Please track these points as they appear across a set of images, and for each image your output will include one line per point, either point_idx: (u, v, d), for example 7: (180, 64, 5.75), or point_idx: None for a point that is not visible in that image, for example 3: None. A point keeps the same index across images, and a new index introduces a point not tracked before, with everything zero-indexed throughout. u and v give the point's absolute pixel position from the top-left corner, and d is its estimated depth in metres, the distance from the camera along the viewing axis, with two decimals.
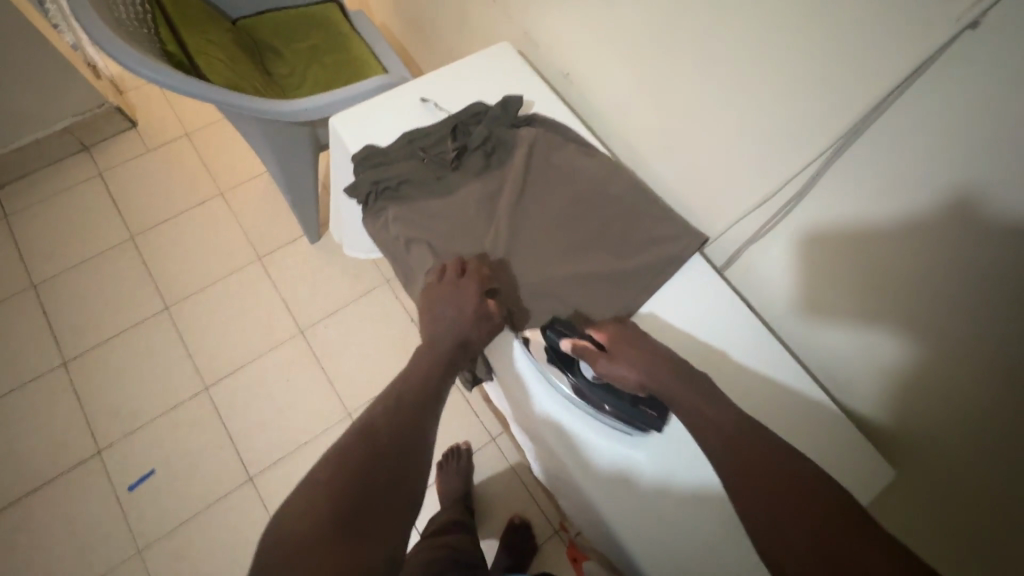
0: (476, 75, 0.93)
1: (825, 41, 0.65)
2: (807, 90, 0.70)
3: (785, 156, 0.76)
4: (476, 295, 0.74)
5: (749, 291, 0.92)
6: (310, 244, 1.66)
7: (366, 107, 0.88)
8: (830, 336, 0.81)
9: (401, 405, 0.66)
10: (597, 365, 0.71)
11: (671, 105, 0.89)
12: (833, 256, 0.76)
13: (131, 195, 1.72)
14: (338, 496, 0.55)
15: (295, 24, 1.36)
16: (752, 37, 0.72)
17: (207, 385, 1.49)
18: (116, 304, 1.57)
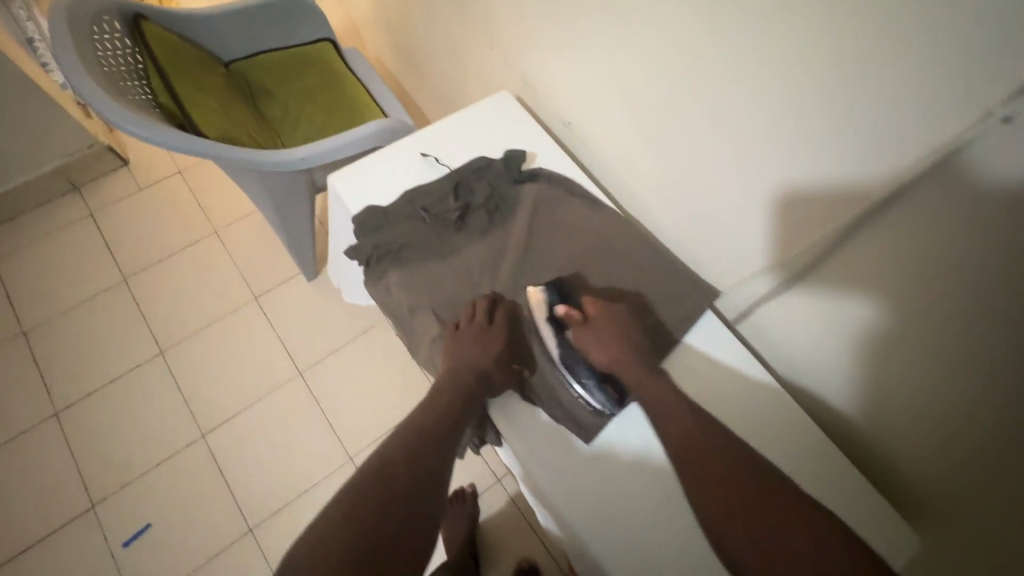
0: (476, 127, 0.92)
1: (836, 116, 0.63)
2: (817, 157, 0.67)
3: (796, 226, 0.74)
4: (500, 341, 0.75)
5: (764, 346, 0.90)
6: (307, 281, 1.64)
7: (365, 165, 0.87)
8: (843, 393, 0.80)
9: (419, 444, 0.66)
10: (577, 331, 0.75)
11: (674, 156, 0.87)
12: (849, 326, 0.73)
13: (123, 235, 1.69)
14: (350, 533, 0.54)
15: (289, 65, 1.34)
16: (758, 108, 0.70)
17: (204, 433, 1.45)
18: (110, 349, 1.54)
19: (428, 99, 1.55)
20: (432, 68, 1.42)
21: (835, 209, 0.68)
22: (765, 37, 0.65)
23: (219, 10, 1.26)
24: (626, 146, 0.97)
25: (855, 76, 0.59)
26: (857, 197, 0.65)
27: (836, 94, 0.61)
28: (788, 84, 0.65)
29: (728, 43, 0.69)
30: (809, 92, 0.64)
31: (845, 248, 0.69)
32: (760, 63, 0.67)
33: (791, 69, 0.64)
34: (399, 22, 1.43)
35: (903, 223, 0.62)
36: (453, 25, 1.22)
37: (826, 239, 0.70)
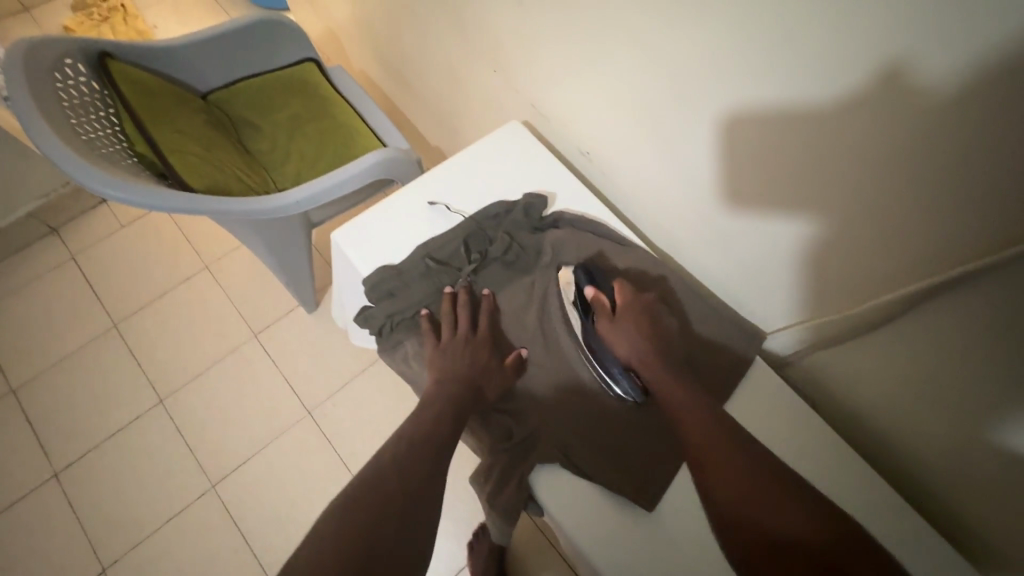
0: (487, 165, 0.86)
1: (922, 174, 0.57)
2: (891, 198, 0.61)
3: (868, 280, 0.69)
4: (484, 343, 0.73)
5: (817, 383, 0.86)
6: (308, 314, 1.56)
7: (369, 218, 0.81)
8: (914, 443, 0.76)
9: (412, 452, 0.62)
10: (601, 323, 0.72)
11: (710, 185, 0.82)
12: (919, 364, 0.69)
13: (108, 277, 1.60)
14: (344, 551, 0.51)
15: (271, 94, 1.25)
16: (825, 149, 0.64)
17: (214, 483, 1.39)
18: (105, 402, 1.46)
19: (422, 117, 1.47)
20: (426, 87, 1.34)
21: (920, 275, 0.63)
22: (840, 88, 0.59)
23: (192, 38, 1.16)
24: (650, 172, 0.91)
25: (949, 139, 0.53)
26: (946, 262, 0.60)
27: (923, 154, 0.56)
28: (867, 138, 0.60)
29: (794, 91, 0.63)
30: (887, 144, 0.58)
31: (925, 308, 0.65)
32: (834, 116, 0.61)
33: (871, 125, 0.58)
34: (388, 39, 1.34)
35: (999, 294, 0.57)
36: (449, 44, 1.14)
37: (905, 299, 0.65)
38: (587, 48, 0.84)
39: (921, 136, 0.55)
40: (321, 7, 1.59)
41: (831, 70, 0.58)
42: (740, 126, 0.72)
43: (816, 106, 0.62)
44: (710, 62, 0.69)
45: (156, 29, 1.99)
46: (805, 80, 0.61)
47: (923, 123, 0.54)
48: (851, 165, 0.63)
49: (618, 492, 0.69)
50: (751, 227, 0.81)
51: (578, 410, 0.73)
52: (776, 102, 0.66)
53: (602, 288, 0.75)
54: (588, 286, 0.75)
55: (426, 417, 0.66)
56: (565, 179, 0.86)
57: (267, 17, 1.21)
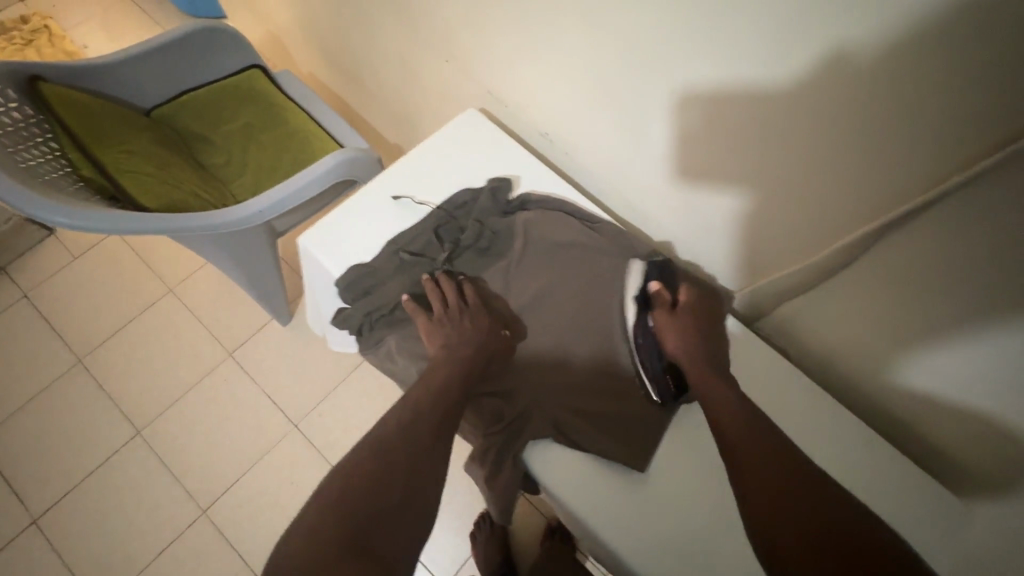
0: (449, 155, 0.85)
1: (867, 121, 0.61)
2: (842, 147, 0.65)
3: (829, 227, 0.73)
4: (480, 312, 0.74)
5: (785, 336, 0.90)
6: (282, 326, 1.53)
7: (336, 219, 0.80)
8: (875, 383, 0.81)
9: (415, 422, 0.63)
10: (661, 317, 0.74)
11: (670, 154, 0.84)
12: (875, 305, 0.73)
13: (66, 312, 1.53)
14: (343, 521, 0.53)
15: (219, 104, 1.22)
16: (778, 105, 0.67)
17: (205, 508, 1.36)
18: (78, 442, 1.40)
19: (377, 116, 1.45)
20: (378, 84, 1.32)
21: (876, 217, 0.67)
22: (782, 45, 0.62)
23: (128, 53, 1.11)
24: (609, 147, 0.93)
25: (897, 82, 0.56)
26: (898, 202, 0.64)
27: (871, 99, 0.59)
28: (817, 90, 0.62)
29: (746, 53, 0.65)
30: (835, 95, 0.61)
31: (876, 248, 0.69)
32: (782, 71, 0.64)
33: (822, 77, 0.61)
34: (334, 38, 1.31)
35: (943, 229, 0.61)
36: (397, 38, 1.12)
37: (860, 241, 0.69)
38: (536, 28, 0.84)
39: (868, 84, 0.58)
40: (260, 11, 1.54)
41: (780, 25, 0.60)
42: (697, 95, 0.74)
43: (768, 65, 0.64)
44: (662, 31, 0.70)
45: (87, 48, 1.90)
46: (755, 40, 0.63)
47: (871, 70, 0.57)
48: (805, 121, 0.66)
49: (609, 458, 0.71)
50: (710, 191, 0.83)
51: (567, 382, 0.74)
52: (728, 66, 0.68)
53: (668, 284, 0.76)
54: (654, 280, 0.76)
55: (434, 386, 0.67)
56: (527, 162, 0.86)
57: (204, 26, 1.17)
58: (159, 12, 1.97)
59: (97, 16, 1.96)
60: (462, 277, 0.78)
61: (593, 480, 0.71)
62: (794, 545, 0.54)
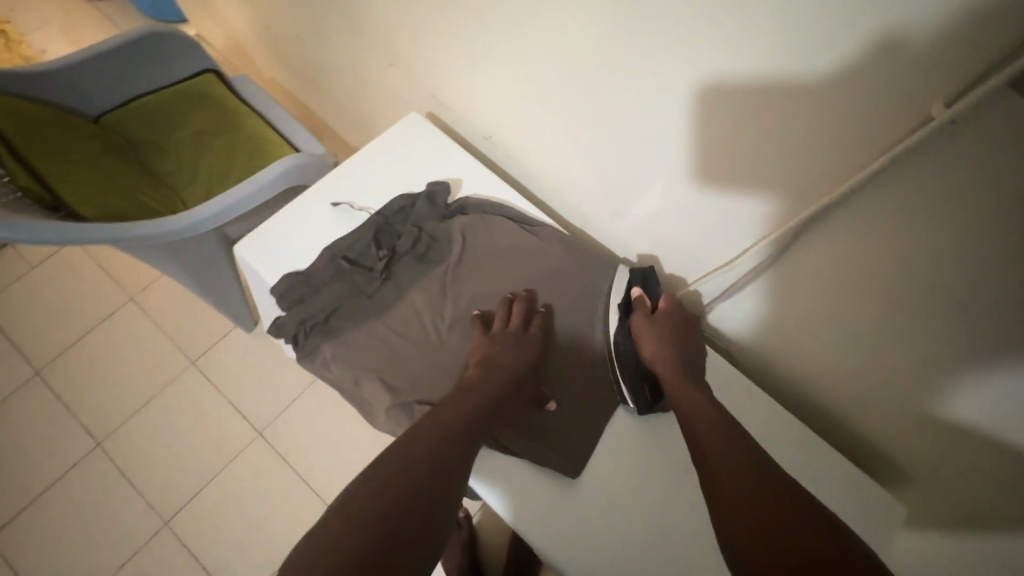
0: (389, 160, 0.85)
1: (791, 117, 0.61)
2: (768, 147, 0.66)
3: (755, 227, 0.75)
4: (535, 342, 0.74)
5: (728, 332, 0.92)
6: (246, 334, 1.52)
7: (273, 227, 0.78)
8: (814, 374, 0.84)
9: (429, 455, 0.59)
10: (637, 320, 0.75)
11: (611, 155, 0.85)
12: (809, 299, 0.75)
13: (23, 324, 1.50)
14: (351, 559, 0.48)
15: (170, 110, 1.20)
16: (708, 100, 0.67)
17: (168, 520, 1.34)
18: (37, 455, 1.38)
19: (337, 121, 1.44)
20: (334, 88, 1.31)
21: (791, 219, 0.69)
22: (707, 44, 0.62)
23: (73, 57, 1.09)
24: (554, 151, 0.93)
25: (801, 84, 0.58)
26: (810, 202, 0.66)
27: (778, 102, 0.61)
28: (734, 93, 0.64)
29: (667, 56, 0.67)
30: (759, 92, 0.62)
31: (794, 247, 0.71)
32: (709, 67, 0.64)
33: (735, 80, 0.63)
34: (289, 43, 1.31)
35: (858, 222, 0.64)
36: (348, 43, 1.12)
37: (780, 241, 0.71)
38: (477, 33, 0.84)
39: (781, 82, 0.60)
40: (218, 15, 1.52)
41: (697, 29, 0.62)
42: (627, 97, 0.75)
43: (687, 68, 0.66)
44: (594, 32, 0.71)
45: (45, 54, 1.87)
46: (675, 43, 0.65)
47: (777, 73, 0.59)
48: (724, 124, 0.67)
49: (550, 464, 0.72)
50: (651, 191, 0.84)
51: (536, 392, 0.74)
52: (652, 68, 0.69)
53: (650, 290, 0.78)
54: (637, 287, 0.78)
55: (465, 404, 0.66)
56: (469, 166, 0.86)
57: (155, 31, 1.15)
58: (119, 17, 1.94)
59: (54, 22, 1.93)
60: (401, 286, 0.77)
61: (529, 479, 0.72)
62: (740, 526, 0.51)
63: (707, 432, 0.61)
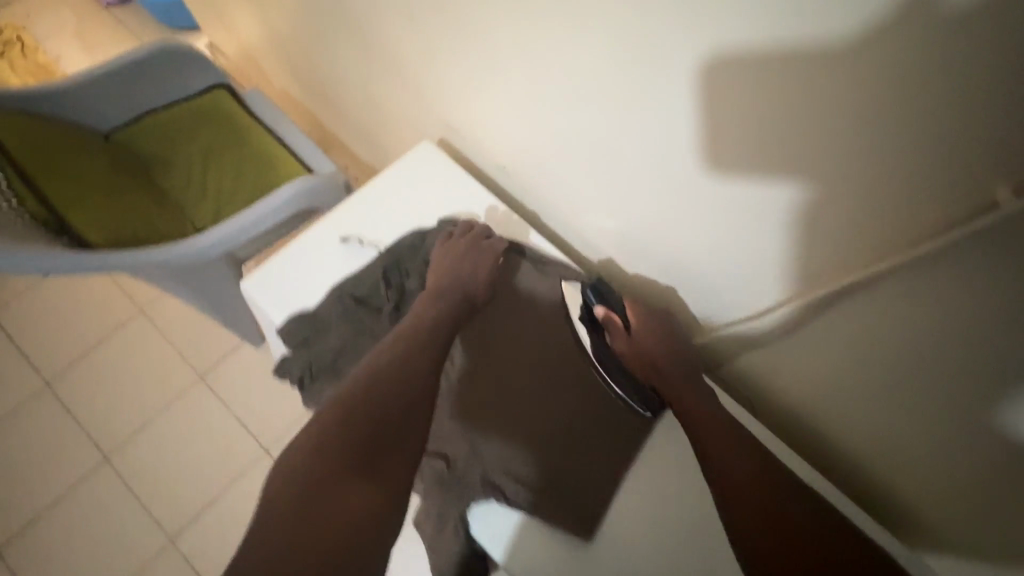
0: (397, 192, 0.83)
1: (824, 173, 0.54)
2: (796, 198, 0.58)
3: (775, 291, 0.69)
4: (492, 256, 0.77)
5: (748, 385, 0.85)
6: (256, 348, 1.51)
7: (279, 262, 0.77)
8: (841, 440, 0.76)
9: (404, 380, 0.68)
10: (618, 340, 0.76)
11: (620, 186, 0.78)
12: (843, 366, 0.68)
13: (35, 333, 1.50)
14: (343, 459, 0.61)
15: (181, 124, 1.19)
16: (725, 139, 0.60)
17: (172, 536, 1.33)
18: (44, 467, 1.38)
19: (350, 135, 1.41)
20: (347, 105, 1.29)
21: (817, 288, 0.63)
22: (726, 88, 0.55)
23: (84, 77, 1.08)
24: (564, 189, 0.88)
25: (834, 152, 0.51)
26: (839, 275, 0.60)
27: (804, 168, 0.55)
28: (756, 154, 0.58)
29: (683, 107, 0.61)
30: (787, 141, 0.54)
31: (825, 317, 0.65)
32: (728, 109, 0.57)
33: (757, 140, 0.56)
34: (302, 58, 1.28)
35: (895, 303, 0.57)
36: (361, 63, 1.09)
37: (808, 309, 0.65)
38: (487, 66, 0.80)
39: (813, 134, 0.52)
40: (231, 25, 1.50)
41: (715, 70, 0.55)
42: (641, 147, 0.69)
43: (705, 123, 0.60)
44: (596, 59, 0.64)
45: (61, 60, 1.87)
46: (687, 88, 0.59)
47: (806, 140, 0.53)
48: (750, 189, 0.62)
49: (557, 522, 0.69)
50: (663, 225, 0.77)
51: (543, 418, 0.74)
52: (670, 120, 0.63)
53: (613, 307, 0.77)
54: (597, 305, 0.77)
55: (423, 327, 0.72)
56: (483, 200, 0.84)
57: (167, 46, 1.14)
58: (135, 22, 1.94)
59: (72, 27, 1.93)
60: None
61: (529, 538, 0.70)
62: (757, 534, 0.59)
63: (703, 414, 0.69)
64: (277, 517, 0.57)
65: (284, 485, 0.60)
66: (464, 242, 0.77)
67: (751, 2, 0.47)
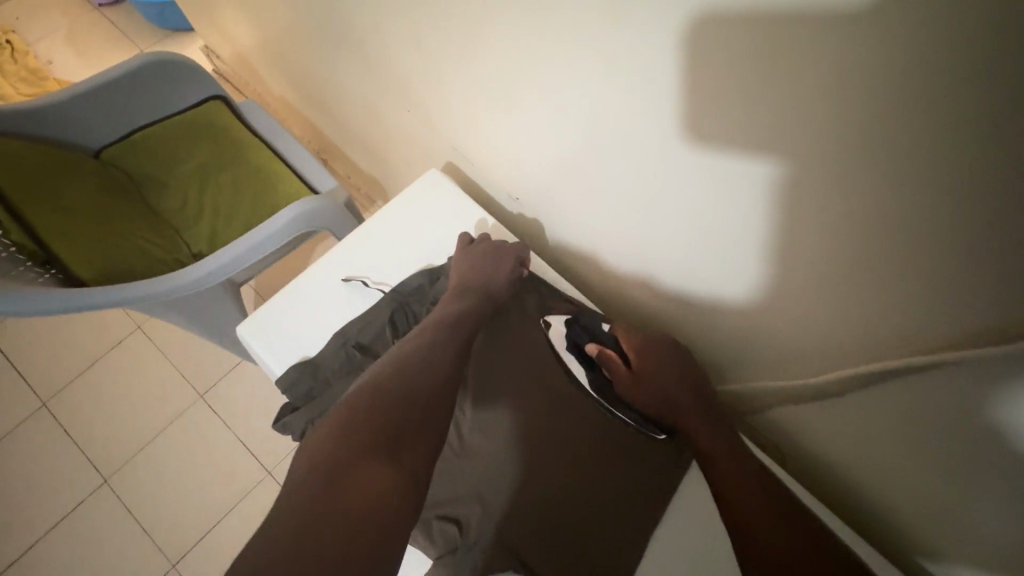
0: (397, 231, 0.84)
1: (881, 225, 0.48)
2: (844, 246, 0.53)
3: (815, 334, 0.64)
4: (512, 260, 0.79)
5: (781, 435, 0.80)
6: (256, 366, 1.46)
7: (280, 309, 0.78)
8: (885, 493, 0.71)
9: (426, 371, 0.64)
10: (615, 374, 0.74)
11: (638, 199, 0.72)
12: (895, 427, 0.63)
13: (31, 351, 1.46)
14: (369, 439, 0.55)
15: (175, 139, 1.13)
16: (763, 176, 0.54)
17: (174, 561, 1.30)
18: (44, 490, 1.35)
19: (350, 149, 1.35)
20: (346, 117, 1.23)
21: (881, 350, 0.58)
22: (769, 127, 0.50)
23: (69, 92, 1.02)
24: (591, 217, 0.83)
25: (894, 211, 0.46)
26: (910, 340, 0.54)
27: (859, 222, 0.50)
28: (806, 204, 0.53)
29: (720, 149, 0.56)
30: (837, 187, 0.49)
31: (886, 384, 0.59)
32: (770, 148, 0.51)
33: (809, 191, 0.51)
34: (298, 66, 1.22)
35: (966, 376, 0.51)
36: (359, 80, 1.03)
37: (868, 372, 0.60)
38: (504, 89, 0.74)
39: (870, 183, 0.46)
40: (225, 31, 1.44)
41: (754, 109, 0.49)
42: (674, 184, 0.65)
43: (749, 167, 0.55)
44: (610, 72, 0.59)
45: (52, 65, 1.81)
46: (722, 123, 0.53)
47: (863, 194, 0.48)
48: (735, 164, 0.56)
49: None
50: (682, 236, 0.71)
51: (551, 457, 0.69)
52: (699, 155, 0.58)
53: (604, 341, 0.76)
54: (590, 342, 0.76)
55: (446, 320, 0.72)
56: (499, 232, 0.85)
57: (158, 58, 1.08)
58: (127, 25, 1.87)
59: (63, 30, 1.86)
60: None
61: None
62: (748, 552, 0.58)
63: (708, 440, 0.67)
64: (297, 500, 0.49)
65: (300, 468, 0.52)
66: (482, 247, 0.79)
67: (804, 38, 0.42)
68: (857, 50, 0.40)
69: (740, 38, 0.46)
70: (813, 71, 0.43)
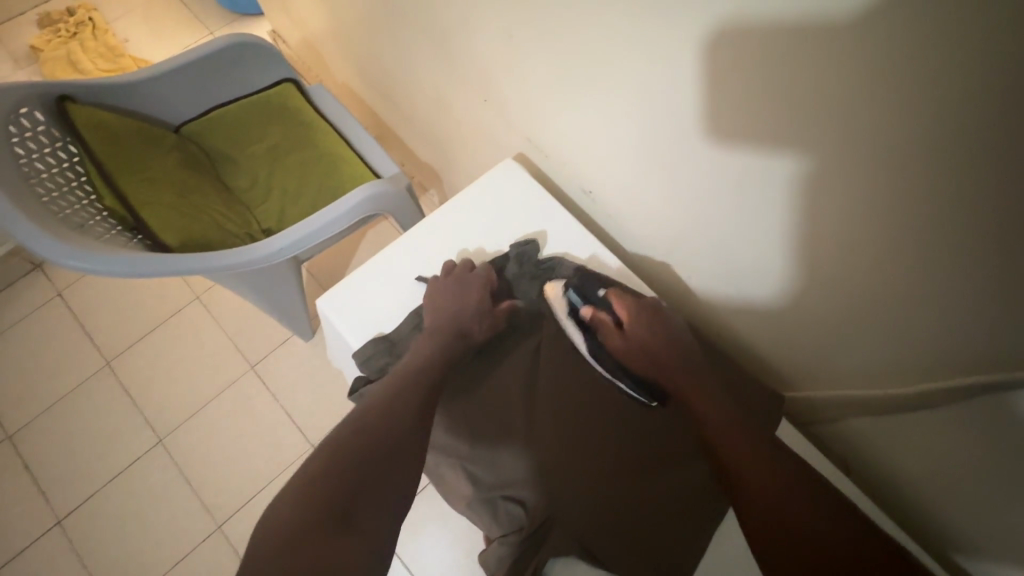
0: (469, 221, 0.88)
1: (970, 237, 0.47)
2: (927, 255, 0.52)
3: (885, 343, 0.63)
4: (480, 291, 0.78)
5: (844, 445, 0.79)
6: (304, 342, 1.51)
7: (356, 283, 0.83)
8: (948, 513, 0.70)
9: (393, 416, 0.65)
10: (611, 339, 0.75)
11: (699, 200, 0.72)
12: (969, 443, 0.61)
13: (98, 314, 1.55)
14: (325, 507, 0.56)
15: (248, 119, 1.18)
16: (839, 182, 0.54)
17: (219, 523, 1.36)
18: (104, 445, 1.42)
19: (409, 136, 1.38)
20: (407, 103, 1.26)
21: (959, 365, 0.57)
22: (854, 132, 0.49)
23: (153, 70, 1.08)
24: (661, 220, 0.82)
25: (993, 224, 0.45)
26: (990, 355, 0.53)
27: (953, 236, 0.48)
28: (887, 212, 0.52)
29: (805, 153, 0.54)
30: (925, 196, 0.48)
31: (971, 403, 0.58)
32: (852, 154, 0.50)
33: (902, 201, 0.50)
34: (364, 53, 1.25)
35: None
36: (428, 67, 1.05)
37: (953, 391, 0.58)
38: (582, 84, 0.74)
39: (958, 193, 0.45)
40: (295, 16, 1.48)
41: (840, 114, 0.49)
42: (743, 195, 0.65)
43: (827, 171, 0.54)
44: (681, 71, 0.60)
45: (128, 43, 1.89)
46: (803, 127, 0.52)
47: (964, 207, 0.46)
48: (801, 158, 0.55)
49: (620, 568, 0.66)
50: (742, 241, 0.70)
51: (604, 447, 0.71)
52: (771, 157, 0.58)
53: (600, 307, 0.77)
54: (584, 307, 0.77)
55: (419, 363, 0.72)
56: (565, 225, 0.87)
57: (235, 40, 1.12)
58: (199, 8, 1.95)
59: (140, 10, 1.95)
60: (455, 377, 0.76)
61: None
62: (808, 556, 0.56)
63: (723, 418, 0.66)
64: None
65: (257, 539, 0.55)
66: (451, 282, 0.79)
67: (902, 41, 0.41)
68: (977, 54, 0.38)
69: (834, 41, 0.45)
70: (928, 75, 0.42)
